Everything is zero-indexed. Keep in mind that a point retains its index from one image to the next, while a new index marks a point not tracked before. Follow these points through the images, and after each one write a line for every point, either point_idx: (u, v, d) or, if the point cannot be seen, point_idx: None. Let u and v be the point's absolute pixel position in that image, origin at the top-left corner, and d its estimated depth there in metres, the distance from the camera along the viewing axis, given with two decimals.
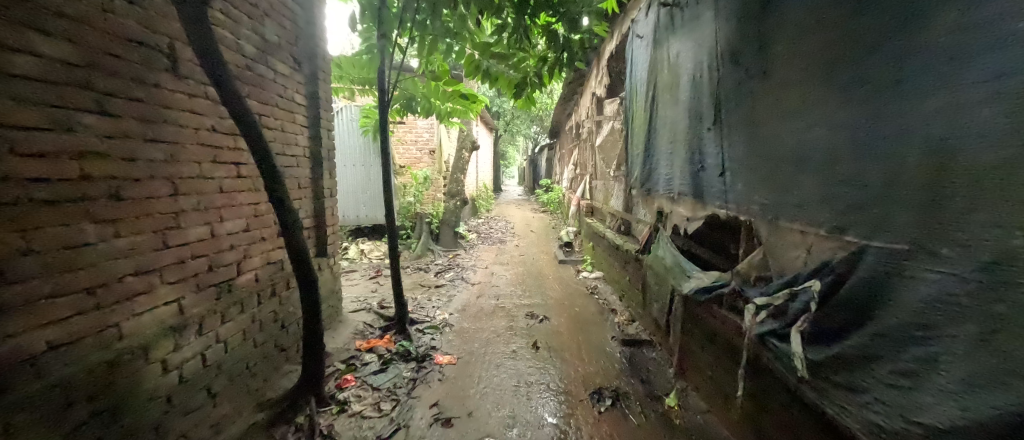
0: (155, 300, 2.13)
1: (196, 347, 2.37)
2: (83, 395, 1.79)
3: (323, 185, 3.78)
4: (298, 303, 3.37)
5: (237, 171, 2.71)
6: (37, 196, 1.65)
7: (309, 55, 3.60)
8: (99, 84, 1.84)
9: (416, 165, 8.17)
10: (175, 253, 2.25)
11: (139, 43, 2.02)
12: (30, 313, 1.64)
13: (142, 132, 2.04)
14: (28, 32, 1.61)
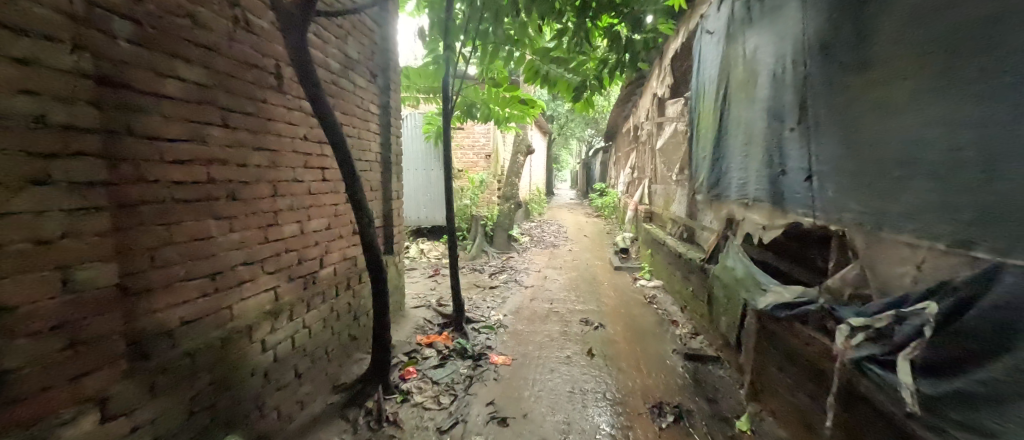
0: (258, 287, 2.36)
1: (288, 330, 2.60)
2: (202, 367, 2.03)
3: (391, 187, 3.95)
4: (367, 298, 3.54)
5: (322, 175, 2.91)
6: (177, 195, 1.89)
7: (383, 68, 3.80)
8: (221, 100, 2.09)
9: (472, 169, 8.33)
10: (274, 247, 2.48)
11: (252, 66, 2.28)
12: (169, 294, 1.87)
13: (251, 141, 2.28)
14: (175, 59, 1.86)
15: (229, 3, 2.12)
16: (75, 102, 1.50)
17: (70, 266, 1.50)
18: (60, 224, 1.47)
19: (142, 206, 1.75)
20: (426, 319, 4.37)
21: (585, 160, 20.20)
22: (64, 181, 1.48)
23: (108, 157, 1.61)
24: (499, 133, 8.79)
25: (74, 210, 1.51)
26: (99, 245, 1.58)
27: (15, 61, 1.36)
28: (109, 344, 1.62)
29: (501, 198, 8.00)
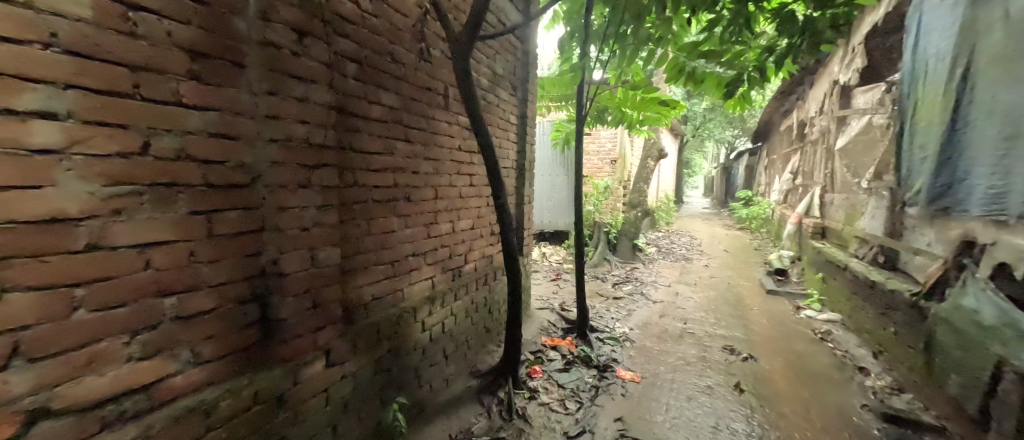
0: (421, 275, 2.62)
1: (440, 316, 2.82)
2: (384, 336, 2.33)
3: (525, 192, 4.01)
4: (500, 295, 3.64)
5: (470, 180, 3.11)
6: (373, 196, 2.20)
7: (522, 79, 3.88)
8: (406, 119, 2.40)
9: (596, 174, 8.45)
10: (433, 242, 2.72)
11: (427, 89, 2.55)
12: (366, 274, 2.19)
13: (423, 152, 2.56)
14: (380, 89, 2.19)
15: (414, 36, 2.41)
16: (325, 128, 1.87)
17: (317, 248, 1.85)
18: (313, 217, 1.83)
19: (354, 204, 2.09)
20: (551, 322, 4.35)
21: (723, 165, 18.25)
22: (317, 185, 1.85)
23: (338, 167, 1.97)
24: (628, 137, 8.43)
25: (321, 206, 1.86)
26: (331, 234, 1.92)
27: (297, 99, 1.73)
28: (331, 308, 1.95)
29: (627, 205, 7.62)
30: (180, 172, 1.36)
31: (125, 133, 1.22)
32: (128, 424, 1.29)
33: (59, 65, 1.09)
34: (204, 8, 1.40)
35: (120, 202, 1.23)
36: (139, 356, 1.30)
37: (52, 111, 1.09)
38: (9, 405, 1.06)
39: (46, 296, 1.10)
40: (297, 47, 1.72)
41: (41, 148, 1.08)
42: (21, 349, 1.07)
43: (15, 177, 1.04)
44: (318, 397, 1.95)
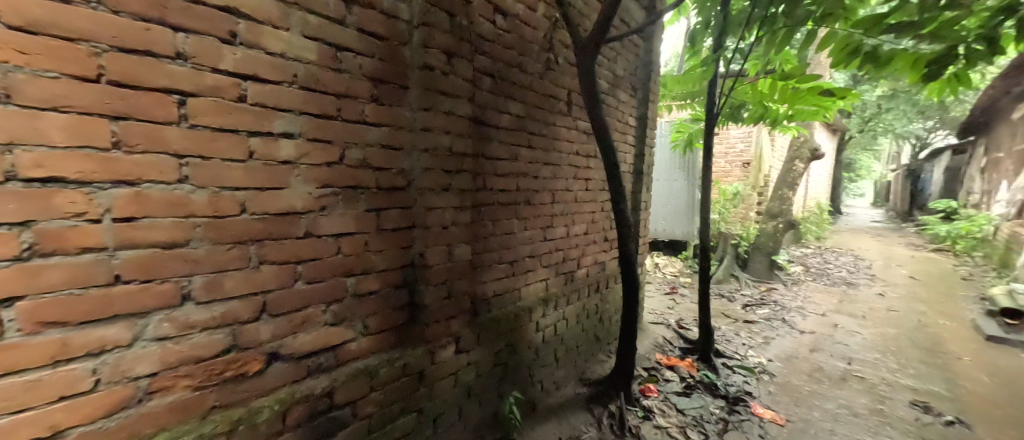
0: (536, 277, 2.57)
1: (552, 318, 2.74)
2: (502, 331, 2.31)
3: (641, 197, 3.74)
4: (612, 304, 3.45)
5: (587, 184, 3.00)
6: (498, 198, 2.22)
7: (644, 78, 3.60)
8: (531, 126, 2.37)
9: (725, 178, 7.74)
10: (549, 245, 2.66)
11: (550, 96, 2.50)
12: (490, 272, 2.22)
13: (544, 157, 2.51)
14: (508, 98, 2.20)
15: (542, 46, 2.40)
16: (463, 136, 1.91)
17: (452, 245, 1.93)
18: (451, 216, 1.90)
19: (483, 207, 2.12)
20: (665, 339, 3.98)
21: (908, 169, 14.92)
22: (456, 188, 1.91)
23: (472, 172, 2.01)
24: (767, 138, 7.46)
25: (457, 207, 1.93)
26: (464, 232, 1.98)
27: (444, 113, 1.82)
28: (460, 299, 2.00)
29: (765, 214, 6.70)
30: (363, 178, 1.58)
31: (330, 148, 1.47)
32: (321, 375, 1.51)
33: (296, 98, 1.36)
34: (381, 42, 1.60)
35: (325, 201, 1.47)
36: (331, 322, 1.53)
37: (291, 132, 1.36)
38: (258, 347, 1.34)
39: (283, 269, 1.38)
40: (447, 67, 1.80)
41: (284, 159, 1.35)
42: (267, 306, 1.35)
43: (269, 181, 1.32)
44: (448, 378, 1.99)
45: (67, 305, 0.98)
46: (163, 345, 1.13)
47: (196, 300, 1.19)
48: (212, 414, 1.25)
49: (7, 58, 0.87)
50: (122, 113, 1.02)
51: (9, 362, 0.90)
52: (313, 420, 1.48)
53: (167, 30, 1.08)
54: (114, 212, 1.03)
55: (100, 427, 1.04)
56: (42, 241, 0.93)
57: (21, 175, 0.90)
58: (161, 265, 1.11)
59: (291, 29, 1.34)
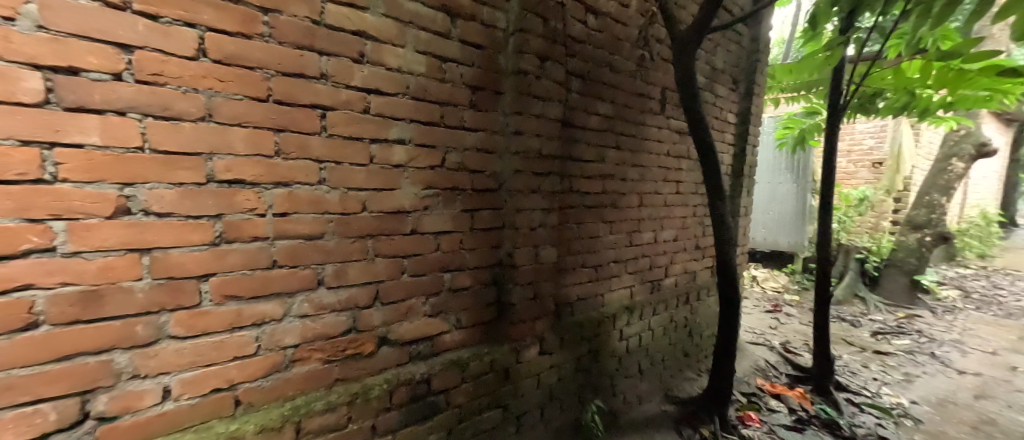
0: (620, 283, 2.49)
1: (637, 328, 2.62)
2: (585, 335, 2.27)
3: (741, 202, 3.43)
4: (703, 316, 3.22)
5: (678, 187, 2.84)
6: (584, 201, 2.19)
7: (749, 69, 3.31)
8: (619, 127, 2.31)
9: (848, 180, 6.83)
10: (634, 251, 2.56)
11: (640, 94, 2.41)
12: (573, 275, 2.20)
13: (632, 158, 2.43)
14: (597, 99, 2.16)
15: (635, 44, 2.33)
16: (552, 138, 1.93)
17: (538, 246, 1.95)
18: (538, 218, 1.92)
19: (569, 209, 2.12)
20: (768, 362, 3.62)
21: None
22: (543, 190, 1.93)
23: (559, 174, 2.01)
24: (910, 134, 6.39)
25: (545, 209, 1.95)
26: (550, 234, 1.99)
27: (535, 117, 1.85)
28: (544, 301, 2.01)
29: (904, 224, 5.74)
30: (460, 180, 1.68)
31: (434, 152, 1.58)
32: (421, 362, 1.63)
33: (407, 108, 1.49)
34: (480, 51, 1.68)
35: (428, 201, 1.59)
36: (429, 314, 1.64)
37: (404, 138, 1.49)
38: (371, 331, 1.48)
39: (393, 262, 1.52)
40: (539, 71, 1.83)
41: (396, 163, 1.48)
42: (379, 295, 1.49)
43: (384, 183, 1.46)
44: (531, 378, 2.01)
45: (242, 282, 1.19)
46: (303, 322, 1.32)
47: (327, 284, 1.36)
48: (336, 385, 1.41)
49: (210, 85, 1.08)
50: (281, 126, 1.22)
51: (204, 325, 1.13)
52: (413, 402, 1.59)
53: (315, 55, 1.26)
54: (273, 209, 1.22)
55: (259, 386, 1.25)
56: (228, 231, 1.15)
57: (216, 177, 1.11)
58: (304, 254, 1.30)
59: (406, 45, 1.47)
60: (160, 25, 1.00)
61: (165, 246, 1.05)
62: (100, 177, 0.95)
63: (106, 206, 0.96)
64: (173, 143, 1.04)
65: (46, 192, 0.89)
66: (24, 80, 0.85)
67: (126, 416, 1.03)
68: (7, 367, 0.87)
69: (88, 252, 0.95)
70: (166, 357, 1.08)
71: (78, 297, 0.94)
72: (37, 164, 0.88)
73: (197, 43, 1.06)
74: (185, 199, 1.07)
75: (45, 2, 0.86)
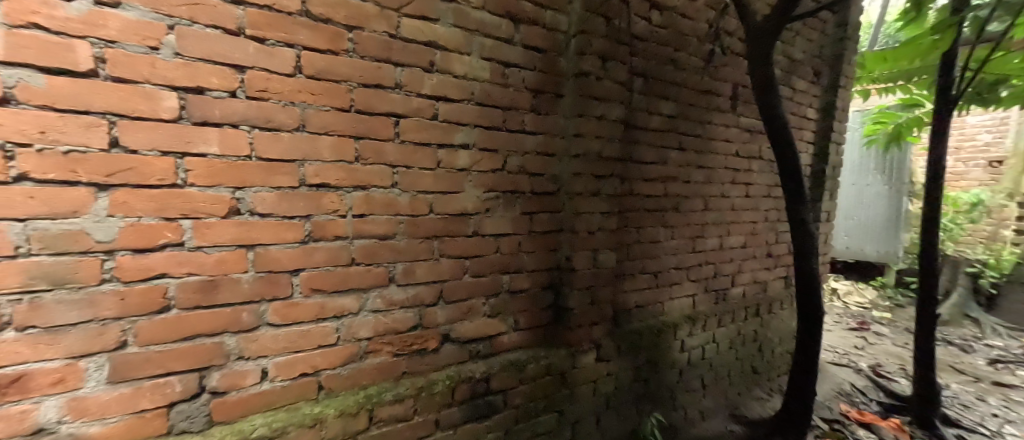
0: (682, 291, 2.38)
1: (701, 339, 2.49)
2: (645, 345, 2.19)
3: (823, 206, 3.15)
4: (775, 330, 3.00)
5: (748, 190, 2.67)
6: (645, 205, 2.13)
7: (834, 60, 3.04)
8: (683, 127, 2.22)
9: (959, 181, 6.11)
10: (698, 257, 2.44)
11: (706, 92, 2.30)
12: (633, 281, 2.14)
13: (696, 159, 2.32)
14: (660, 98, 2.09)
15: (703, 39, 2.22)
16: (613, 140, 1.89)
17: (597, 250, 1.91)
18: (597, 222, 1.89)
19: (629, 213, 2.06)
20: (853, 386, 3.29)
21: None
22: (603, 193, 1.90)
23: (619, 176, 1.97)
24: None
25: (604, 213, 1.91)
26: (609, 238, 1.95)
27: (596, 119, 1.82)
28: (603, 306, 1.97)
29: None
30: (520, 183, 1.70)
31: (496, 156, 1.62)
32: (480, 361, 1.67)
33: (472, 113, 1.54)
34: (541, 55, 1.70)
35: (489, 204, 1.63)
36: (488, 314, 1.68)
37: (468, 143, 1.54)
38: (434, 328, 1.54)
39: (456, 263, 1.57)
40: (601, 72, 1.80)
41: (461, 167, 1.54)
42: (443, 294, 1.55)
43: (450, 186, 1.52)
44: (588, 385, 1.96)
45: (326, 277, 1.30)
46: (376, 317, 1.41)
47: (398, 282, 1.44)
48: (403, 378, 1.49)
49: (303, 99, 1.20)
50: (362, 133, 1.31)
51: (295, 315, 1.25)
52: (473, 400, 1.63)
53: (391, 67, 1.35)
54: (353, 210, 1.32)
55: (339, 373, 1.36)
56: (315, 230, 1.26)
57: (307, 181, 1.23)
58: (379, 253, 1.38)
59: (472, 53, 1.52)
60: (265, 47, 1.13)
61: (266, 243, 1.18)
62: (218, 182, 1.09)
63: (222, 207, 1.11)
64: (273, 151, 1.16)
65: (179, 194, 1.04)
66: (164, 99, 1.00)
67: (232, 393, 1.18)
68: (146, 343, 1.03)
69: (208, 247, 1.09)
70: (265, 342, 1.21)
71: (201, 284, 1.09)
72: (173, 171, 1.03)
73: (294, 61, 1.18)
74: (282, 201, 1.19)
75: (181, 32, 1.01)
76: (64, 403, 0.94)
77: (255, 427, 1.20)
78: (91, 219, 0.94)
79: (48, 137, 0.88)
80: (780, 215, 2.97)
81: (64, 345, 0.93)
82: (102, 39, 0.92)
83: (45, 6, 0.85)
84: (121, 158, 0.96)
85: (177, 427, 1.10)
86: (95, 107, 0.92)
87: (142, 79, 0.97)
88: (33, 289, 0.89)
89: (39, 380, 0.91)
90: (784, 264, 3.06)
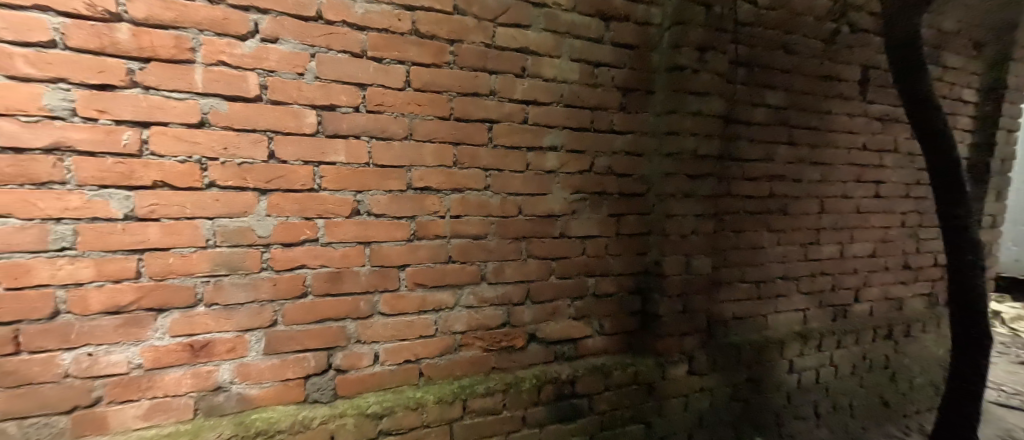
0: (790, 304, 2.15)
1: (815, 361, 2.21)
2: (745, 361, 2.00)
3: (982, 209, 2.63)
4: (914, 357, 2.55)
5: (877, 190, 2.33)
6: (747, 207, 1.96)
7: (1002, 29, 2.51)
8: (794, 119, 2.01)
9: None
10: (811, 267, 2.19)
11: (824, 77, 2.06)
12: (731, 290, 1.98)
13: (809, 156, 2.09)
14: (766, 89, 1.92)
15: (824, 18, 1.98)
16: (711, 138, 1.76)
17: (691, 255, 1.80)
18: (690, 224, 1.78)
19: (727, 215, 1.92)
20: None
21: None
22: (698, 195, 1.78)
23: (717, 176, 1.83)
24: None
25: (700, 215, 1.79)
26: (705, 242, 1.82)
27: (691, 115, 1.71)
28: (696, 316, 1.85)
29: None
30: (607, 184, 1.67)
31: (583, 157, 1.61)
32: (565, 362, 1.68)
33: (561, 115, 1.55)
34: (632, 52, 1.65)
35: (576, 205, 1.62)
36: (574, 316, 1.67)
37: (557, 145, 1.56)
38: (520, 327, 1.58)
39: (543, 264, 1.59)
40: (698, 65, 1.68)
41: (549, 169, 1.56)
42: (531, 294, 1.58)
43: (538, 188, 1.54)
44: (679, 399, 1.85)
45: (426, 272, 1.40)
46: (469, 312, 1.49)
47: (488, 280, 1.50)
48: (492, 372, 1.55)
49: (412, 110, 1.32)
50: (460, 139, 1.39)
51: (401, 306, 1.38)
52: (558, 402, 1.64)
53: (487, 75, 1.41)
54: (451, 211, 1.41)
55: (436, 362, 1.46)
56: (419, 229, 1.37)
57: (413, 185, 1.35)
58: (473, 252, 1.46)
59: (562, 56, 1.53)
60: (382, 65, 1.27)
61: (380, 240, 1.33)
62: (344, 186, 1.27)
63: (346, 208, 1.28)
64: (386, 158, 1.30)
65: (315, 197, 1.24)
66: (306, 116, 1.21)
67: (352, 371, 1.34)
68: (291, 322, 1.26)
69: (336, 243, 1.28)
70: (377, 329, 1.36)
71: (329, 275, 1.28)
72: (311, 178, 1.23)
73: (404, 77, 1.30)
74: (393, 203, 1.33)
75: (320, 59, 1.20)
76: (234, 367, 1.21)
77: (369, 404, 1.35)
78: (255, 218, 1.18)
79: (229, 152, 1.13)
80: (921, 220, 2.54)
81: (235, 320, 1.19)
82: (265, 70, 1.15)
83: (228, 47, 1.11)
84: (275, 167, 1.18)
85: (310, 397, 1.30)
86: (259, 125, 1.16)
87: (292, 100, 1.18)
88: (217, 274, 1.16)
89: (219, 347, 1.18)
90: (927, 278, 2.63)
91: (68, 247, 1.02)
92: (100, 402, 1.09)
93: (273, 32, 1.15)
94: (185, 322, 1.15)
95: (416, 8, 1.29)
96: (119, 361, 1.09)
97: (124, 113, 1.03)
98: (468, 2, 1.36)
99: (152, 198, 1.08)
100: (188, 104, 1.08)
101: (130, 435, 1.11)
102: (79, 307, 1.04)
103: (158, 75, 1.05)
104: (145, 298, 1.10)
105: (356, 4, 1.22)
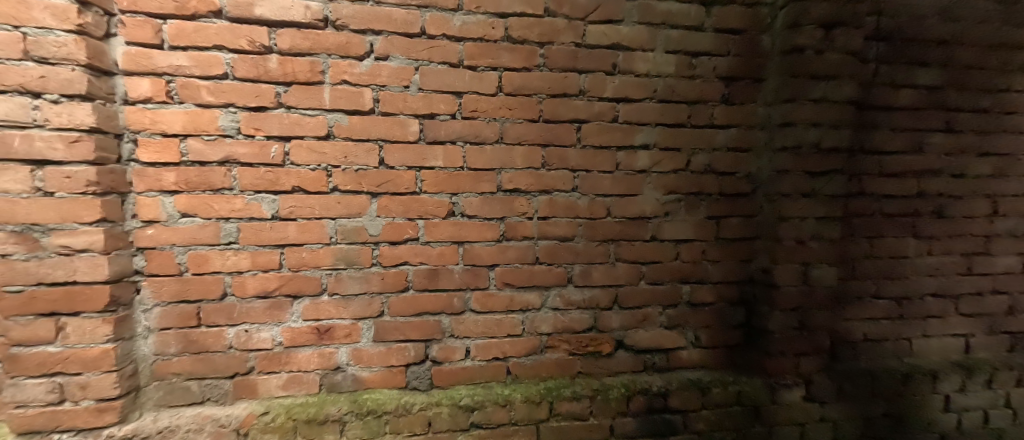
0: (946, 327, 1.77)
1: (982, 400, 1.78)
2: (881, 392, 1.68)
3: None
4: None
5: None
6: (885, 209, 1.66)
7: None
8: (953, 101, 1.66)
9: None
10: (976, 283, 1.78)
11: (1000, 46, 1.65)
12: (862, 306, 1.70)
13: (977, 145, 1.70)
14: (915, 67, 1.61)
15: None
16: (840, 128, 1.51)
17: (811, 264, 1.56)
18: (812, 229, 1.54)
19: (856, 218, 1.65)
20: None
21: None
22: (822, 194, 1.54)
23: (846, 172, 1.58)
24: None
25: (823, 218, 1.55)
26: (831, 250, 1.57)
27: (813, 102, 1.49)
28: (817, 334, 1.61)
29: None
30: (707, 184, 1.54)
31: (678, 156, 1.51)
32: (657, 374, 1.58)
33: (655, 111, 1.47)
34: (738, 36, 1.50)
35: (670, 207, 1.52)
36: (667, 325, 1.57)
37: (649, 144, 1.48)
38: (608, 333, 1.53)
39: (633, 268, 1.52)
40: (823, 44, 1.46)
41: (641, 169, 1.48)
42: (619, 299, 1.53)
43: (629, 189, 1.48)
44: (794, 428, 1.63)
45: (516, 272, 1.43)
46: (556, 314, 1.48)
47: (575, 283, 1.48)
48: (578, 377, 1.52)
49: (504, 114, 1.36)
50: (549, 140, 1.40)
51: (490, 304, 1.42)
52: (650, 414, 1.55)
53: (577, 75, 1.40)
54: (538, 213, 1.42)
55: (523, 362, 1.48)
56: (509, 230, 1.41)
57: (503, 188, 1.38)
58: (560, 254, 1.45)
59: (656, 48, 1.45)
60: (478, 73, 1.33)
61: (472, 240, 1.39)
62: (442, 189, 1.35)
63: (443, 209, 1.35)
64: (479, 162, 1.36)
65: (416, 200, 1.33)
66: (410, 125, 1.30)
67: (446, 364, 1.42)
68: (395, 314, 1.37)
69: (434, 242, 1.36)
70: (469, 325, 1.42)
71: (427, 271, 1.37)
72: (414, 181, 1.33)
73: (497, 82, 1.34)
74: (485, 205, 1.38)
75: (424, 71, 1.29)
76: (350, 350, 1.36)
77: (461, 396, 1.42)
78: (367, 218, 1.32)
79: (348, 160, 1.28)
80: None
81: (351, 309, 1.34)
82: (378, 85, 1.27)
83: (349, 67, 1.25)
84: (385, 173, 1.31)
85: (411, 384, 1.41)
86: (372, 135, 1.28)
87: (398, 110, 1.29)
88: (337, 268, 1.31)
89: (339, 332, 1.34)
90: None
91: (233, 242, 1.25)
92: (253, 371, 1.31)
93: (384, 50, 1.26)
94: (313, 308, 1.32)
95: (509, 15, 1.33)
96: (266, 338, 1.30)
97: (272, 129, 1.23)
98: (559, 3, 1.36)
99: (291, 200, 1.26)
100: (318, 119, 1.25)
101: (273, 401, 1.32)
102: (240, 290, 1.27)
103: (296, 96, 1.23)
104: (284, 286, 1.29)
105: (455, 17, 1.29)
